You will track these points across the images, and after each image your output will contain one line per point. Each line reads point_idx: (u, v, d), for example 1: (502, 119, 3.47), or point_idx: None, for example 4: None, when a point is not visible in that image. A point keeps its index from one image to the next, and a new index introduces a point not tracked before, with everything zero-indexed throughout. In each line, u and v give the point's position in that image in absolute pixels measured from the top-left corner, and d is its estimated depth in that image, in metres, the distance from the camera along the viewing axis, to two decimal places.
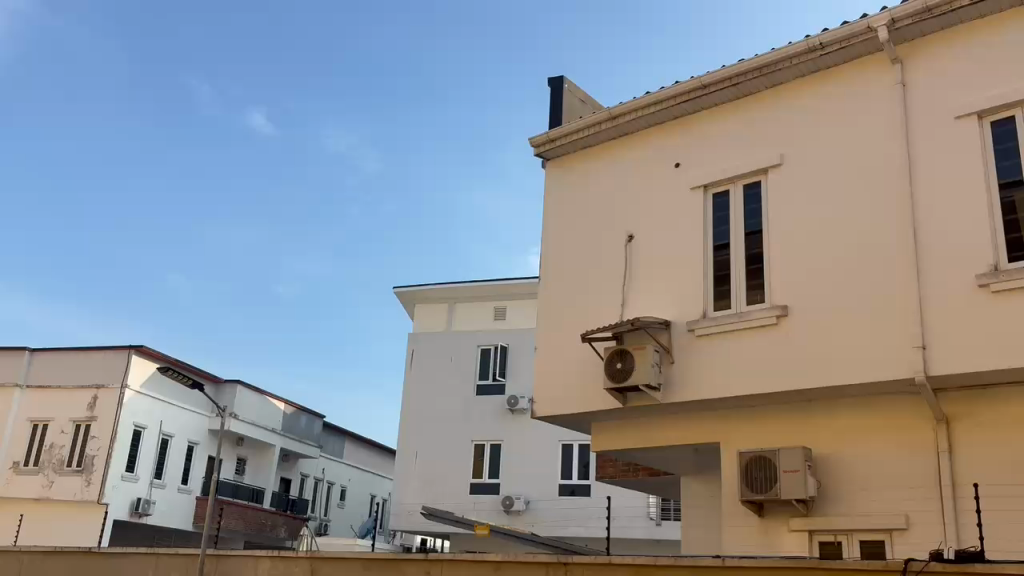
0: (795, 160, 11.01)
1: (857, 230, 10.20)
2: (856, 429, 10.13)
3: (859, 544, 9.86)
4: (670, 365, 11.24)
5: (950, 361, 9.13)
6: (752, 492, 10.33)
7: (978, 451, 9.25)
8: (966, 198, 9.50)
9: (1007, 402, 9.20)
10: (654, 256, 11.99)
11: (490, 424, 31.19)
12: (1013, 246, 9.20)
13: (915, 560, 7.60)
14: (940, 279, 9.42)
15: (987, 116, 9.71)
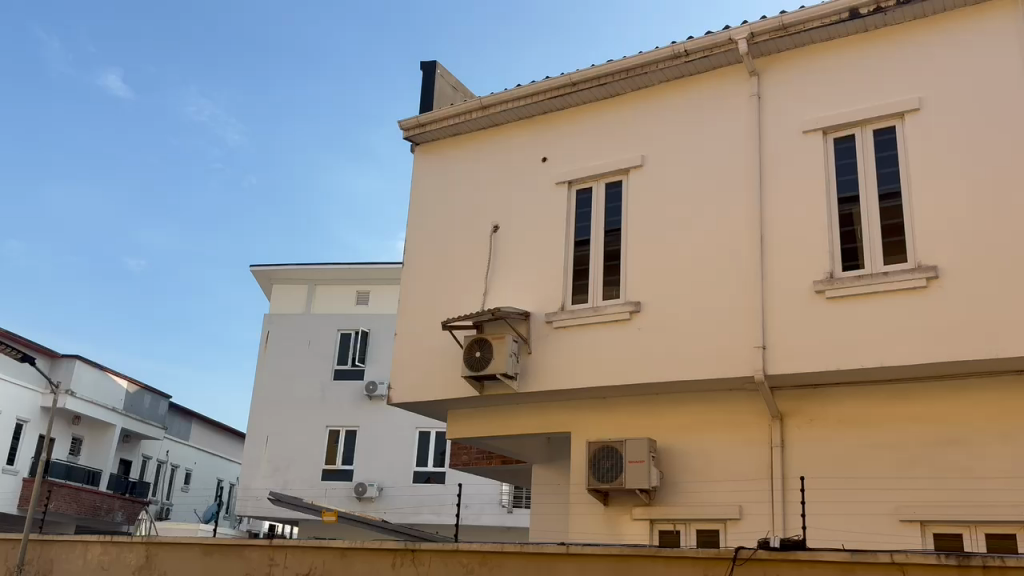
0: (656, 162, 11.37)
1: (710, 233, 10.64)
2: (699, 423, 10.59)
3: (696, 532, 10.33)
4: (528, 356, 11.39)
5: (787, 361, 9.69)
6: (598, 481, 10.62)
7: (807, 446, 9.86)
8: (809, 208, 10.07)
9: (833, 401, 9.87)
10: (518, 247, 12.10)
11: (347, 409, 30.73)
12: (848, 256, 9.83)
13: (745, 547, 7.82)
14: (782, 284, 9.96)
15: (831, 132, 10.32)
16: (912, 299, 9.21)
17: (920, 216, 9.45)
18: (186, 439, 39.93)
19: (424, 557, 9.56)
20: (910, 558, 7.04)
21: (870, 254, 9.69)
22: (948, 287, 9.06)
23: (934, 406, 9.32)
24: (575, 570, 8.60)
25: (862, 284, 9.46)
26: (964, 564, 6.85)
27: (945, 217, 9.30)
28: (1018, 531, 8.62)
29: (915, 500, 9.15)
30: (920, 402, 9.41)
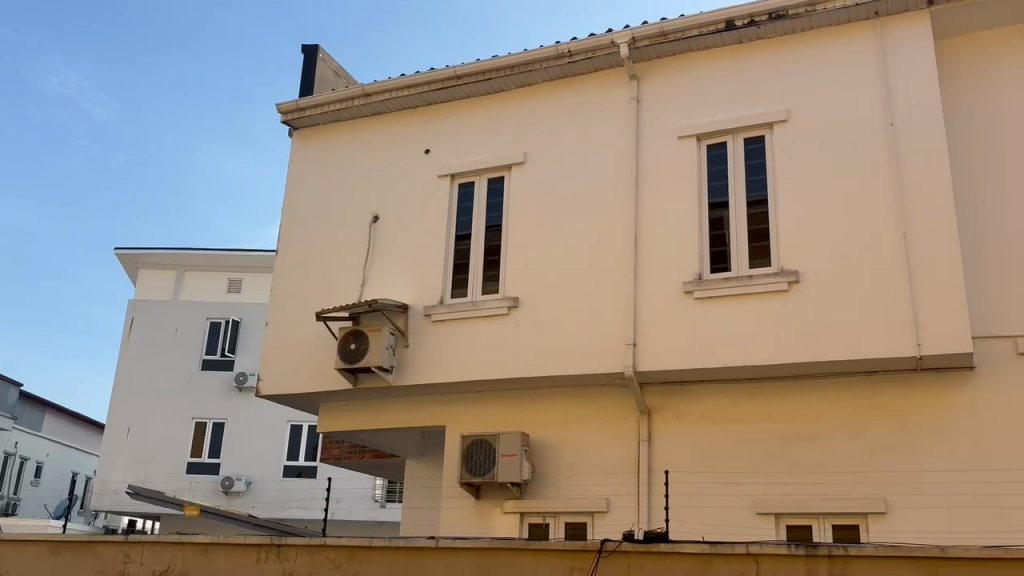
0: (537, 159, 11.48)
1: (587, 232, 10.84)
2: (571, 418, 10.77)
3: (564, 525, 10.51)
4: (404, 349, 11.29)
5: (656, 359, 9.98)
6: (470, 475, 10.64)
7: (672, 441, 10.18)
8: (681, 211, 10.40)
9: (699, 398, 10.22)
10: (397, 239, 11.97)
11: (214, 401, 29.68)
12: (717, 258, 10.20)
13: (610, 539, 7.97)
14: (655, 285, 10.25)
15: (705, 139, 10.68)
16: (774, 301, 9.66)
17: (783, 223, 9.91)
18: (37, 431, 37.62)
19: (290, 552, 9.31)
20: (764, 549, 7.34)
21: (737, 258, 10.08)
22: (806, 292, 9.55)
23: (791, 403, 9.81)
24: (444, 564, 8.58)
25: (729, 286, 9.84)
26: (812, 553, 7.21)
27: (806, 225, 9.78)
28: (861, 522, 9.20)
29: (770, 493, 9.61)
30: (778, 399, 9.87)
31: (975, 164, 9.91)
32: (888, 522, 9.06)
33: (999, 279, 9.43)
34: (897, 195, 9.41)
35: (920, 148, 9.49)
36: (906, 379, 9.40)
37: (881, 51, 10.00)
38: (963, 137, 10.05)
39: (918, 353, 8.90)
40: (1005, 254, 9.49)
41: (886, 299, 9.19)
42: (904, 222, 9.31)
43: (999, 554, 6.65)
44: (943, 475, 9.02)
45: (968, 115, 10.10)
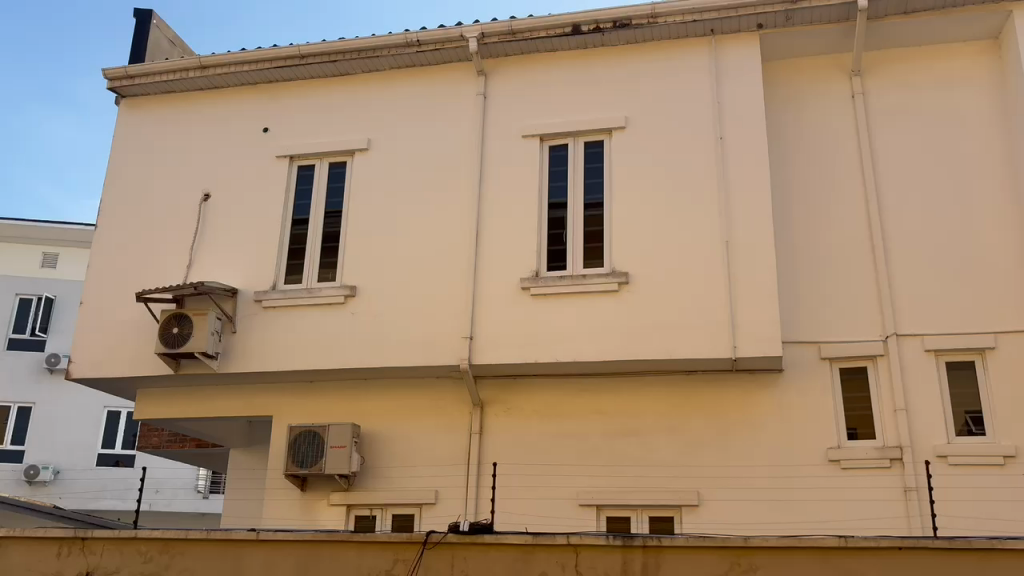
0: (381, 147, 11.32)
1: (429, 224, 10.81)
2: (403, 410, 10.71)
3: (391, 516, 10.44)
4: (232, 335, 10.86)
5: (490, 353, 10.08)
6: (297, 466, 10.37)
7: (502, 434, 10.32)
8: (522, 208, 10.55)
9: (531, 392, 10.41)
10: (230, 220, 11.48)
11: (21, 384, 27.50)
12: (554, 257, 10.42)
13: (435, 531, 7.98)
14: (493, 280, 10.35)
15: (548, 139, 10.87)
16: (605, 300, 9.98)
17: (618, 225, 10.25)
18: None
19: (96, 545, 8.75)
20: (583, 540, 7.57)
21: (573, 257, 10.35)
22: (636, 293, 9.93)
23: (616, 399, 10.17)
24: (263, 557, 8.31)
25: (564, 284, 10.07)
26: (628, 544, 7.50)
27: (639, 228, 10.16)
28: (676, 514, 9.68)
29: (593, 486, 9.93)
30: (605, 395, 10.21)
31: (793, 181, 10.60)
32: (700, 514, 9.58)
33: (808, 290, 10.17)
34: (723, 207, 9.95)
35: (745, 163, 10.06)
36: (722, 379, 9.96)
37: (715, 68, 10.52)
38: (784, 155, 10.72)
39: (734, 355, 9.45)
40: (814, 267, 10.24)
41: (708, 303, 9.71)
42: (727, 232, 9.85)
43: (795, 544, 7.17)
44: (751, 470, 9.63)
45: (789, 134, 10.79)
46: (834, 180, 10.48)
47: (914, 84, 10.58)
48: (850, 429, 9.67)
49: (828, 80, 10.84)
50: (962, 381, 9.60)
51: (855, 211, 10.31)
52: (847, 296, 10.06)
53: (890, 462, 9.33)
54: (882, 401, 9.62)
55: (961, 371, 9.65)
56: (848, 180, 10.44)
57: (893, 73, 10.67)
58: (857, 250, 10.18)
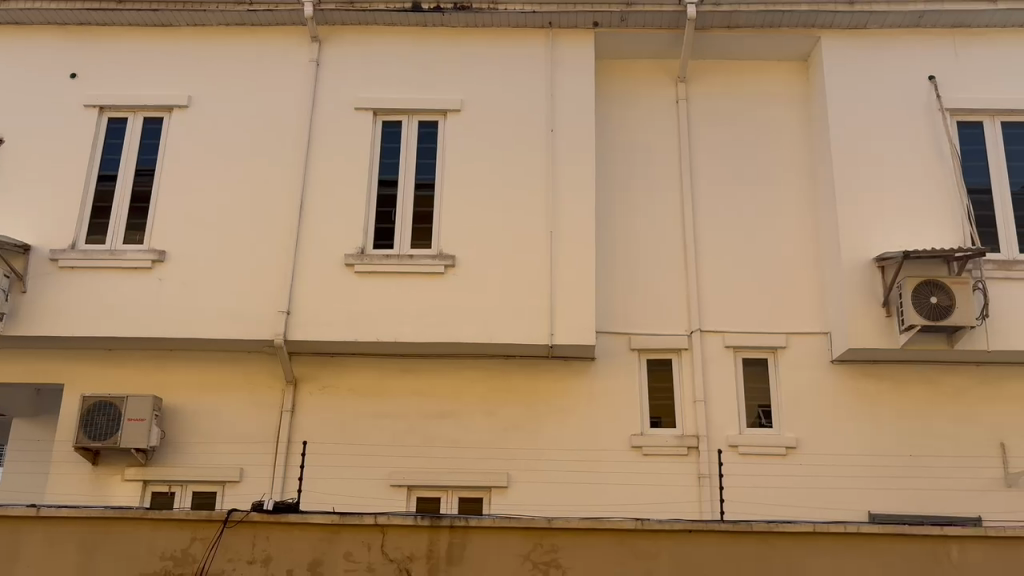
0: (202, 106, 10.73)
1: (250, 191, 10.36)
2: (211, 383, 10.25)
3: (191, 494, 9.98)
4: (20, 295, 9.97)
5: (307, 328, 9.83)
6: (89, 439, 9.69)
7: (315, 412, 10.10)
8: (349, 182, 10.32)
9: (347, 370, 10.23)
10: (25, 170, 10.52)
11: None
12: (380, 235, 10.29)
13: (237, 510, 7.69)
14: (315, 254, 10.08)
15: (381, 114, 10.69)
16: (429, 282, 9.96)
17: (445, 207, 10.24)
18: None
19: None
20: (390, 520, 7.54)
21: (399, 236, 10.26)
22: (459, 276, 9.97)
23: (434, 381, 10.19)
24: (42, 536, 7.71)
25: (388, 263, 9.97)
26: (435, 524, 7.54)
27: (466, 212, 10.20)
28: (484, 496, 9.84)
29: (404, 466, 9.91)
30: (423, 377, 10.20)
31: (616, 177, 10.97)
32: (508, 496, 9.79)
33: (625, 282, 10.59)
34: (549, 198, 10.16)
35: (572, 156, 10.31)
36: (537, 365, 10.19)
37: (550, 60, 10.70)
38: (610, 151, 11.07)
39: (550, 342, 9.70)
40: (632, 261, 10.67)
41: (528, 291, 9.89)
42: (552, 222, 10.07)
43: (595, 526, 7.46)
44: (559, 455, 9.93)
45: (616, 132, 11.15)
46: (654, 180, 10.94)
47: (732, 96, 11.22)
48: (653, 417, 10.17)
49: (655, 84, 11.29)
50: (755, 376, 10.33)
51: (671, 212, 10.82)
52: (659, 291, 10.55)
53: (686, 449, 9.90)
54: (683, 392, 10.18)
55: (754, 367, 10.37)
56: (666, 181, 10.93)
57: (714, 83, 11.26)
58: (670, 249, 10.69)
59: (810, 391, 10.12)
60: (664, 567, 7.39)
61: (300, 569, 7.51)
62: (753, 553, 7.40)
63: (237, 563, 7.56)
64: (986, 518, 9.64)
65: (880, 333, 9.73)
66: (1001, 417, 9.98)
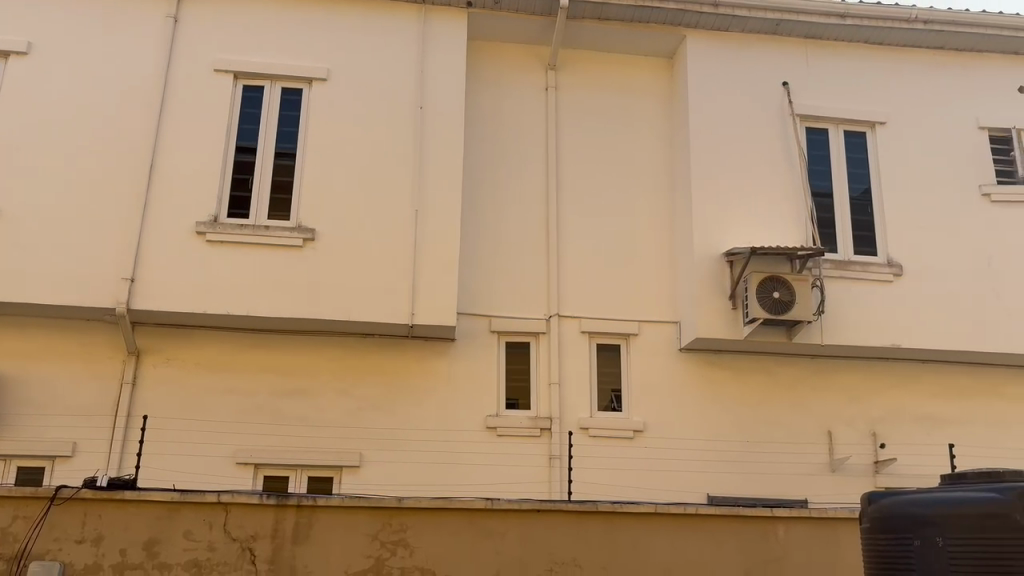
0: (46, 55, 9.97)
1: (94, 149, 9.73)
2: (42, 352, 9.60)
3: (16, 469, 9.33)
4: None
5: (152, 297, 9.37)
6: None
7: (157, 385, 9.65)
8: (205, 147, 9.87)
9: (194, 343, 9.82)
10: None
11: None
12: (235, 203, 9.93)
13: (66, 486, 7.24)
14: (164, 220, 9.61)
15: (241, 78, 10.28)
16: (286, 255, 9.68)
17: (307, 179, 9.96)
18: None
19: None
20: (235, 498, 7.30)
21: (255, 206, 9.93)
22: (319, 251, 9.74)
23: (286, 357, 9.93)
24: None
25: (243, 233, 9.64)
26: (281, 503, 7.36)
27: (328, 184, 9.96)
28: (335, 475, 9.71)
29: (252, 443, 9.63)
30: (276, 352, 9.92)
31: (483, 160, 10.98)
32: (358, 475, 9.69)
33: (486, 264, 10.64)
34: (415, 176, 10.06)
35: (439, 135, 10.23)
36: (396, 345, 10.11)
37: (421, 35, 10.54)
38: (478, 133, 11.05)
39: (410, 321, 9.64)
40: (495, 244, 10.73)
41: (390, 269, 9.77)
42: (416, 201, 9.98)
43: (445, 506, 7.47)
44: (413, 435, 9.90)
45: (484, 114, 11.13)
46: (520, 165, 11.02)
47: (599, 86, 11.42)
48: (509, 399, 10.29)
49: (525, 69, 11.35)
50: (607, 362, 10.61)
51: (535, 197, 10.94)
52: (520, 274, 10.67)
53: (539, 431, 10.08)
54: (539, 375, 10.35)
55: (608, 353, 10.66)
56: (532, 167, 11.03)
57: (582, 72, 11.43)
58: (533, 234, 10.82)
59: (659, 378, 10.49)
60: (510, 546, 7.50)
61: (134, 549, 7.17)
62: (598, 532, 7.62)
63: (64, 542, 7.13)
64: (811, 501, 10.32)
65: (726, 325, 10.19)
66: (830, 407, 10.68)
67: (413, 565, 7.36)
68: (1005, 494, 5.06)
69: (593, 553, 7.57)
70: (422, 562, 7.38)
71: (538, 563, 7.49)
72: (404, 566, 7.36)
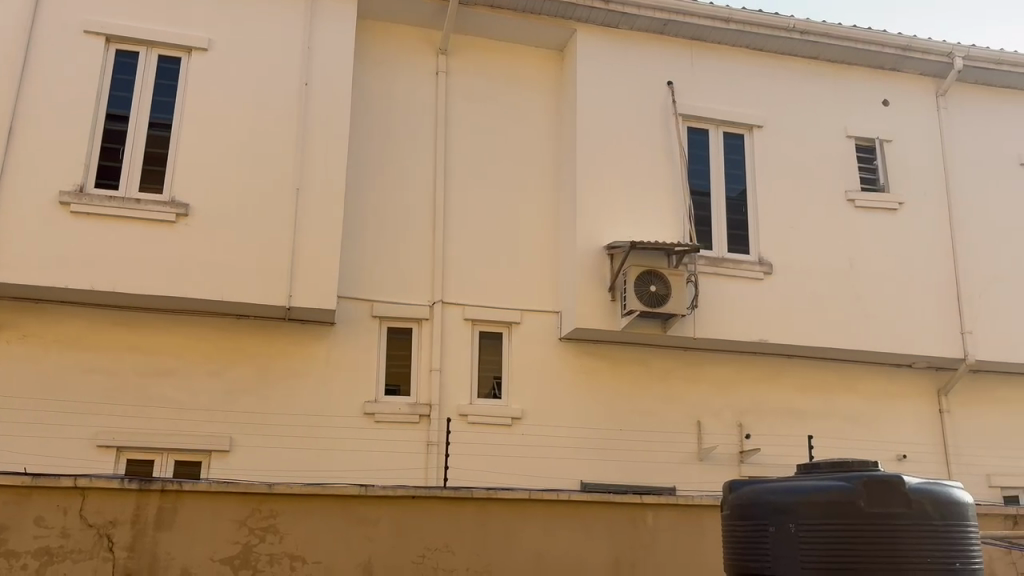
0: None
1: None
2: None
3: None
4: None
5: (8, 269, 8.83)
6: None
7: (11, 363, 9.10)
8: (73, 113, 9.34)
9: (54, 319, 9.30)
10: None
11: None
12: (103, 174, 9.46)
13: None
14: (24, 188, 9.04)
15: (115, 42, 9.76)
16: (158, 231, 9.29)
17: (182, 152, 9.57)
18: None
19: None
20: (93, 483, 6.94)
21: (126, 178, 9.49)
22: (193, 227, 9.39)
23: (155, 336, 9.53)
24: None
25: (112, 205, 9.20)
26: (144, 488, 7.06)
27: (205, 159, 9.59)
28: (203, 460, 9.41)
29: (116, 426, 9.22)
30: (145, 332, 9.51)
31: (369, 141, 10.81)
32: (229, 460, 9.43)
33: (370, 247, 10.50)
34: (297, 154, 9.81)
35: (324, 113, 10.01)
36: (273, 327, 9.87)
37: (309, 9, 10.26)
38: (364, 114, 10.87)
39: (288, 303, 9.42)
40: (380, 227, 10.60)
41: (267, 249, 9.51)
42: (298, 180, 9.74)
43: (318, 491, 7.35)
44: (288, 419, 9.70)
45: (372, 95, 10.96)
46: (407, 148, 10.92)
47: (489, 74, 11.42)
48: (389, 385, 10.22)
49: (415, 51, 11.23)
50: (488, 349, 10.67)
51: (422, 182, 10.86)
52: (404, 259, 10.58)
53: (418, 417, 10.04)
54: (419, 361, 10.31)
55: (489, 341, 10.71)
56: (419, 151, 10.94)
57: (472, 59, 11.40)
58: (418, 219, 10.74)
59: (538, 366, 10.63)
60: (383, 532, 7.46)
61: None
62: (472, 518, 7.66)
63: None
64: (679, 488, 10.70)
65: (604, 316, 10.41)
66: (700, 398, 11.08)
67: (282, 551, 7.21)
68: (852, 481, 4.89)
69: (465, 539, 7.60)
70: (292, 549, 7.23)
71: (411, 549, 7.46)
72: (272, 553, 7.19)
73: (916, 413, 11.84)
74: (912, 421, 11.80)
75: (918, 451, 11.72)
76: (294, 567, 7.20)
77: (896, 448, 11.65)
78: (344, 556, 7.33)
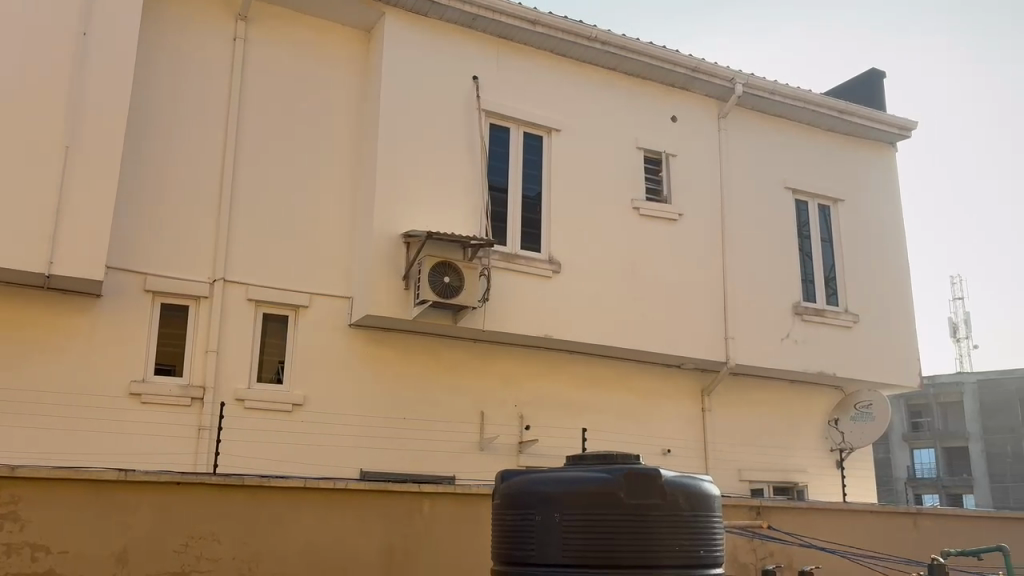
0: None
1: None
2: None
3: None
4: None
5: None
6: None
7: None
8: None
9: None
10: None
11: None
12: None
13: None
14: None
15: None
16: None
17: None
18: None
19: None
20: None
21: None
22: None
23: None
24: None
25: None
26: None
27: None
28: None
29: None
30: None
31: (154, 102, 10.10)
32: None
33: (147, 217, 9.82)
34: (70, 108, 8.98)
35: (104, 67, 9.24)
36: (29, 296, 8.99)
37: None
38: (151, 73, 10.14)
39: (47, 271, 8.62)
40: (161, 197, 9.94)
41: (27, 209, 8.65)
42: (68, 136, 8.92)
43: (69, 477, 6.75)
44: (41, 397, 8.90)
45: (161, 53, 10.25)
46: (196, 115, 10.32)
47: (291, 47, 11.01)
48: (160, 364, 9.61)
49: (211, 14, 10.62)
50: (272, 332, 10.31)
51: (210, 152, 10.30)
52: (185, 232, 9.99)
53: (190, 400, 9.51)
54: (195, 341, 9.78)
55: (274, 323, 10.35)
56: (210, 120, 10.37)
57: (274, 29, 10.94)
58: (204, 191, 10.17)
59: (323, 351, 10.38)
60: (142, 520, 6.99)
61: None
62: (241, 507, 7.35)
63: None
64: (458, 478, 10.83)
65: (395, 304, 10.32)
66: (485, 390, 11.29)
67: (22, 541, 6.55)
68: (614, 473, 5.02)
69: (232, 528, 7.29)
70: (34, 538, 6.59)
71: (172, 537, 7.05)
72: (10, 542, 6.51)
73: (681, 411, 12.70)
74: (678, 418, 12.64)
75: (681, 446, 12.57)
76: (35, 558, 6.56)
77: (661, 443, 12.44)
78: (96, 545, 6.80)
